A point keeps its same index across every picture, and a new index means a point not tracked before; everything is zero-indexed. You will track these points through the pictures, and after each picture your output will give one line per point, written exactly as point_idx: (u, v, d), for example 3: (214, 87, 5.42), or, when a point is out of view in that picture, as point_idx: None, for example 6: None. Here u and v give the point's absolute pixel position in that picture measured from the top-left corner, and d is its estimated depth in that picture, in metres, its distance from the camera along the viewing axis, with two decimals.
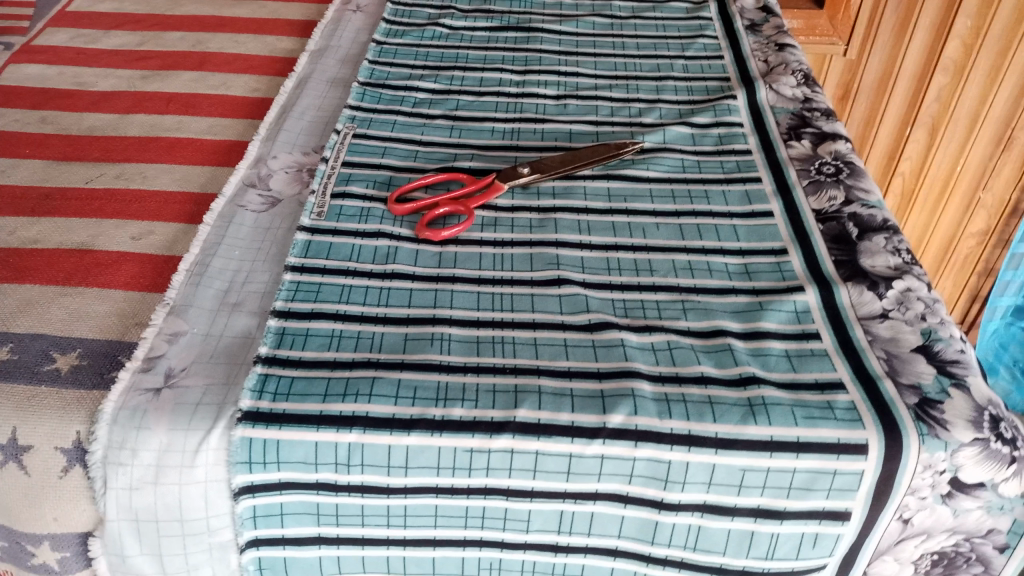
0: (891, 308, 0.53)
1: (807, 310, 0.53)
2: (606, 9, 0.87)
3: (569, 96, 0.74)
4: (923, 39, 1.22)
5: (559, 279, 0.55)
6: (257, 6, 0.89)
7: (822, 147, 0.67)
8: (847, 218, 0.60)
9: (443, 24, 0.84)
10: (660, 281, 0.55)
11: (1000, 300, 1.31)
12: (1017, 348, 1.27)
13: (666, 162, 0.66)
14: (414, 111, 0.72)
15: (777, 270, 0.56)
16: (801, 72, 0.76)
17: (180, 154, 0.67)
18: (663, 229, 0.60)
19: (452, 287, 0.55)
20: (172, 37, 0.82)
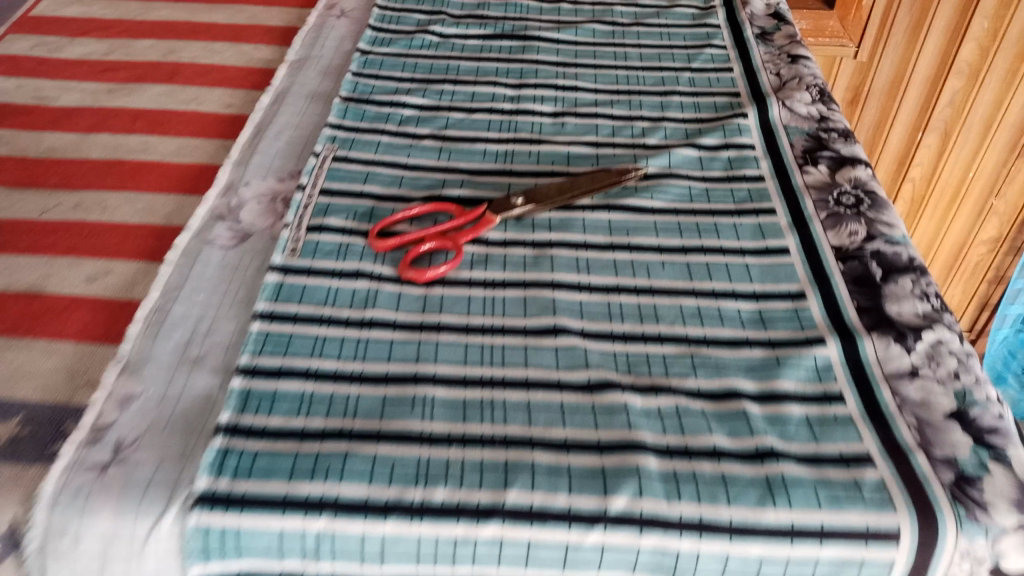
0: (921, 365, 0.48)
1: (829, 367, 0.48)
2: (608, 15, 0.82)
3: (568, 114, 0.69)
4: (937, 42, 1.16)
5: (555, 327, 0.50)
6: (235, 10, 0.83)
7: (841, 173, 0.62)
8: (869, 257, 0.55)
9: (433, 32, 0.78)
10: (667, 330, 0.50)
11: (1010, 310, 1.35)
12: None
13: (672, 190, 0.61)
14: (400, 131, 0.67)
15: (795, 318, 0.51)
16: (817, 88, 0.71)
17: (144, 181, 0.61)
18: (669, 268, 0.55)
19: (437, 338, 0.50)
20: (142, 45, 0.77)
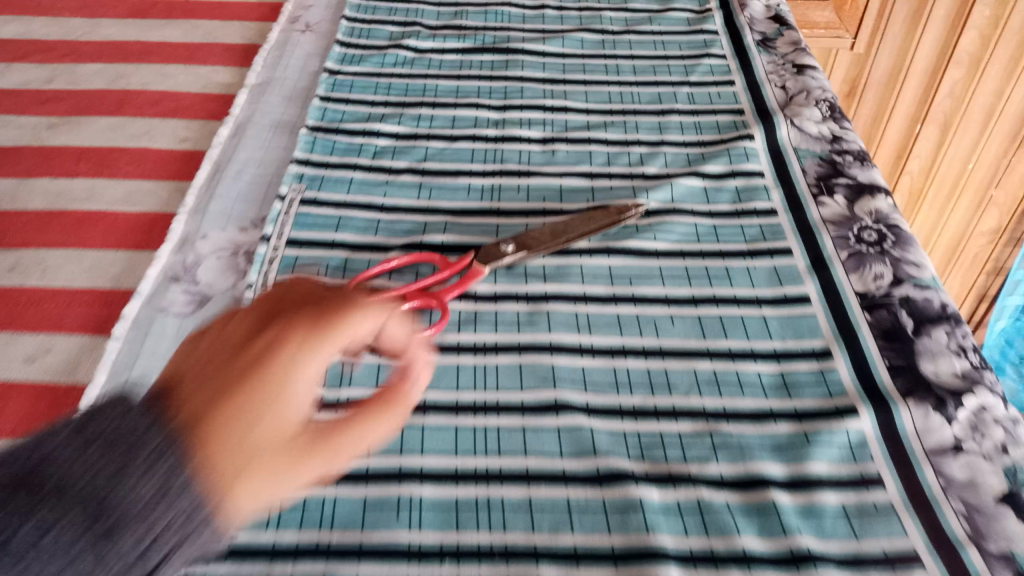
0: (964, 437, 0.43)
1: (864, 445, 0.43)
2: (597, 22, 0.76)
3: (558, 140, 0.63)
4: (937, 33, 1.10)
5: (557, 404, 0.45)
6: (190, 25, 0.76)
7: (860, 204, 0.56)
8: (898, 306, 0.50)
9: (407, 46, 0.72)
10: (681, 403, 0.45)
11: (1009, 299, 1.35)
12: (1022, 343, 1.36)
13: (676, 229, 0.55)
14: (375, 165, 0.61)
15: (822, 383, 0.46)
16: (826, 102, 0.65)
17: (90, 235, 0.55)
18: (679, 324, 0.49)
19: (423, 421, 0.44)
20: (87, 70, 0.70)
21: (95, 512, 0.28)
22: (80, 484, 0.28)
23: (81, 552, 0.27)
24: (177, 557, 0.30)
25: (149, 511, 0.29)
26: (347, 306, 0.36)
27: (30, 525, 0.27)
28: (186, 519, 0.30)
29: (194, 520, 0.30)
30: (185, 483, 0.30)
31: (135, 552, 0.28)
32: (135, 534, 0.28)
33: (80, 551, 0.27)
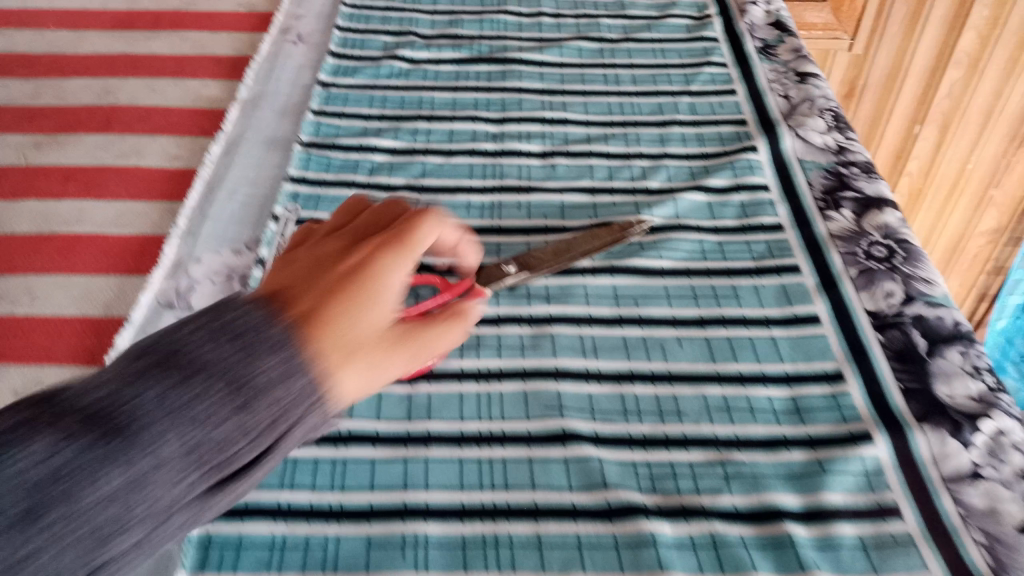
0: (983, 463, 0.42)
1: (880, 472, 0.42)
2: (594, 30, 0.75)
3: (557, 153, 0.62)
4: (934, 33, 1.09)
5: (564, 433, 0.44)
6: (178, 37, 0.74)
7: (868, 218, 0.55)
8: (910, 325, 0.49)
9: (402, 57, 0.70)
10: (692, 431, 0.44)
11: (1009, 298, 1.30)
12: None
13: (682, 246, 0.54)
14: (371, 182, 0.59)
15: (835, 408, 0.45)
16: (830, 112, 0.64)
17: (78, 260, 0.54)
18: (687, 346, 0.48)
19: (426, 453, 0.43)
20: (73, 86, 0.68)
21: (234, 382, 0.31)
22: (220, 357, 0.31)
23: (223, 417, 0.30)
24: (300, 429, 0.33)
25: (278, 383, 0.31)
26: (420, 216, 0.40)
27: (180, 392, 0.30)
28: (308, 394, 0.32)
29: (314, 395, 0.33)
30: (307, 361, 0.32)
31: (266, 422, 0.31)
32: (268, 404, 0.31)
33: (223, 415, 0.30)
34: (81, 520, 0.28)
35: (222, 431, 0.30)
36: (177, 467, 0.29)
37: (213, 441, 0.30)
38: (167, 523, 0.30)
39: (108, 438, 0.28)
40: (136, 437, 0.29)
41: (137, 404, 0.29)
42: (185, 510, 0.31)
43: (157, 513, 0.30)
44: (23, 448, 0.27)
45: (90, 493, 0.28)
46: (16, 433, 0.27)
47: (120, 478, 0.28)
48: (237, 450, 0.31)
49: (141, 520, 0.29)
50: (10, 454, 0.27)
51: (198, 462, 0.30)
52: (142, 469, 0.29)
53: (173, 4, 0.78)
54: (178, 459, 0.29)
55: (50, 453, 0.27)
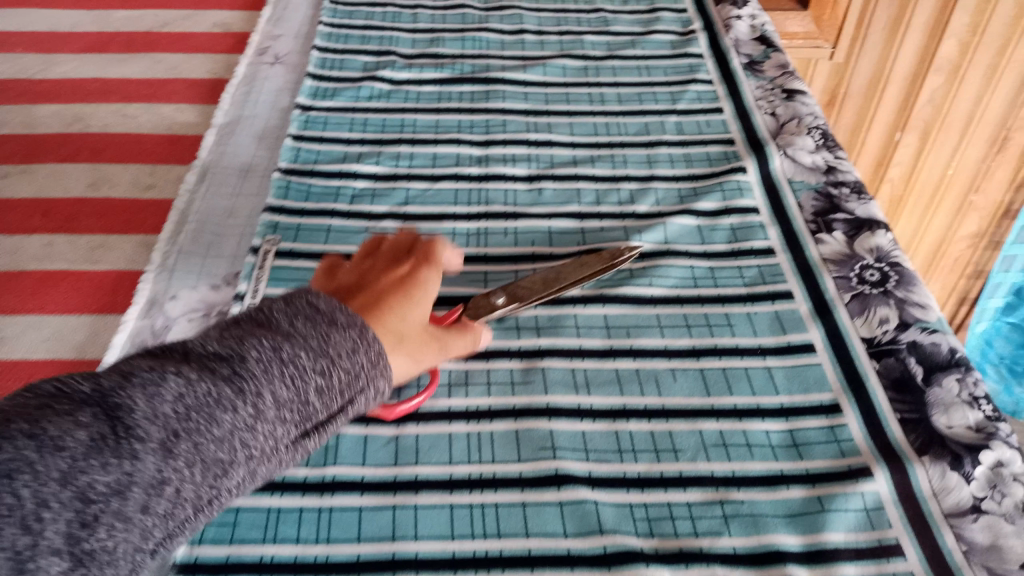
0: (983, 497, 0.41)
1: (880, 508, 0.41)
2: (578, 47, 0.74)
3: (544, 177, 0.61)
4: (917, 37, 1.05)
5: (558, 475, 0.42)
6: (152, 60, 0.72)
7: (860, 241, 0.55)
8: (906, 352, 0.48)
9: (383, 78, 0.69)
10: (688, 469, 0.43)
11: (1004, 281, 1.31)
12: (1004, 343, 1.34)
13: (672, 272, 0.53)
14: (353, 210, 0.57)
15: (833, 441, 0.44)
16: (818, 130, 0.64)
17: (50, 299, 0.52)
18: (681, 379, 0.47)
19: (415, 500, 0.41)
20: (43, 113, 0.66)
21: (320, 349, 0.36)
22: (306, 332, 0.36)
23: (313, 376, 0.35)
24: (365, 397, 0.37)
25: (352, 353, 0.37)
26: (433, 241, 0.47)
27: (279, 353, 0.35)
28: (373, 366, 0.37)
29: (378, 367, 0.38)
30: (371, 339, 0.38)
31: (343, 385, 0.36)
32: (345, 369, 0.36)
33: (313, 375, 0.35)
34: (205, 450, 0.32)
35: (310, 389, 0.35)
36: (277, 413, 0.34)
37: (303, 397, 0.35)
38: (260, 468, 0.34)
39: (227, 382, 0.33)
40: (247, 384, 0.33)
41: (248, 359, 0.34)
42: (274, 458, 0.35)
43: (256, 456, 0.34)
44: (164, 383, 0.32)
45: (216, 427, 0.32)
46: (154, 374, 0.32)
47: (238, 418, 0.33)
48: (320, 409, 0.35)
49: (244, 459, 0.33)
50: (152, 389, 0.32)
51: (290, 415, 0.34)
52: (254, 411, 0.33)
53: (147, 24, 0.77)
54: (278, 407, 0.34)
55: (184, 390, 0.32)
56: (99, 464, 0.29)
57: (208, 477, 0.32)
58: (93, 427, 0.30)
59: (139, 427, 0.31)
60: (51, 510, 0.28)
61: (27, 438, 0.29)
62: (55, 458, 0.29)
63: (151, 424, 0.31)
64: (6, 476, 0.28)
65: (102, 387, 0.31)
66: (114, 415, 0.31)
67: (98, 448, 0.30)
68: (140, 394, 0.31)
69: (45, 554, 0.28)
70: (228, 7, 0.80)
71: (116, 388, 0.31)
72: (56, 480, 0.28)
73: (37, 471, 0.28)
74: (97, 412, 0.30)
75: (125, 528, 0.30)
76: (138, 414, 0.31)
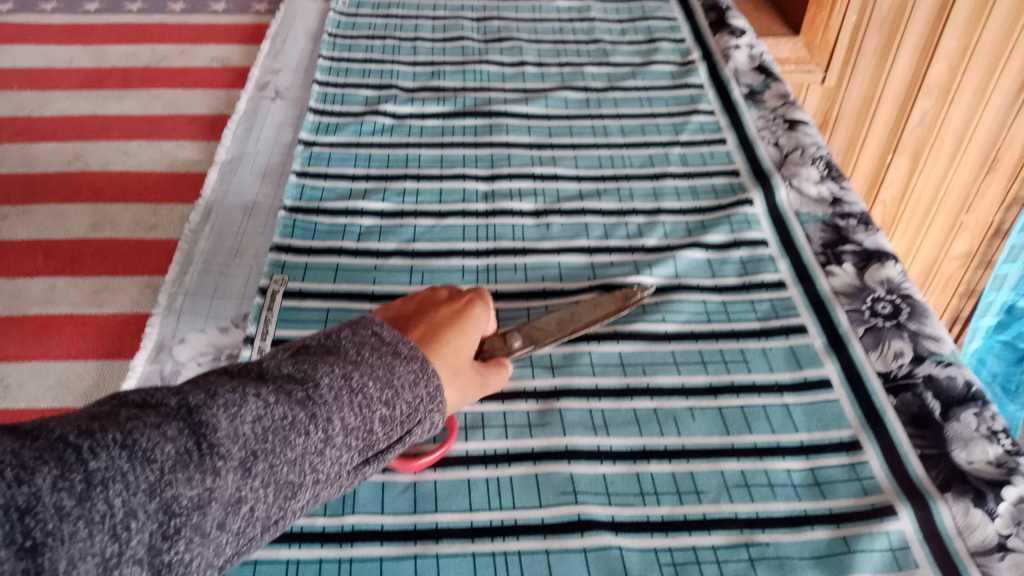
0: (1009, 534, 0.41)
1: (906, 547, 0.41)
2: (579, 79, 0.74)
3: (551, 212, 0.61)
4: (908, 62, 1.05)
5: (581, 520, 0.42)
6: (151, 96, 0.72)
7: (870, 273, 0.55)
8: (922, 386, 0.47)
9: (385, 112, 0.69)
10: (712, 511, 0.42)
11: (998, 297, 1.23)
12: None
13: (685, 308, 0.53)
14: (361, 248, 0.57)
15: (854, 479, 0.44)
16: (822, 160, 0.64)
17: (54, 344, 0.51)
18: (700, 418, 0.47)
19: (436, 549, 0.40)
20: (42, 151, 0.65)
21: (386, 378, 0.36)
22: (372, 361, 0.36)
23: (379, 406, 0.35)
24: (420, 429, 0.37)
25: (415, 386, 0.36)
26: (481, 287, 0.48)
27: (349, 380, 0.35)
28: (432, 400, 0.37)
29: (436, 401, 0.38)
30: (432, 373, 0.38)
31: (403, 417, 0.36)
32: (407, 402, 0.36)
33: (380, 404, 0.35)
34: (279, 471, 0.31)
35: (375, 418, 0.35)
36: (345, 439, 0.34)
37: (369, 425, 0.35)
38: (323, 493, 0.34)
39: (302, 405, 0.33)
40: (320, 409, 0.33)
41: (322, 385, 0.34)
42: (336, 484, 0.34)
43: (322, 480, 0.33)
44: (244, 404, 0.31)
45: (291, 449, 0.32)
46: (235, 394, 0.32)
47: (311, 440, 0.33)
48: (382, 439, 0.35)
49: (312, 482, 0.33)
50: (233, 408, 0.31)
51: (356, 442, 0.34)
52: (325, 435, 0.33)
53: (144, 59, 0.76)
54: (347, 434, 0.34)
55: (263, 411, 0.32)
56: (186, 478, 0.28)
57: (279, 499, 0.32)
58: (179, 440, 0.29)
59: (222, 445, 0.30)
60: (137, 520, 0.27)
61: (118, 447, 0.28)
62: (145, 469, 0.28)
63: (233, 443, 0.30)
64: (98, 484, 0.26)
65: (187, 402, 0.31)
66: (200, 431, 0.30)
67: (184, 462, 0.29)
68: (223, 414, 0.31)
69: (128, 563, 0.26)
70: (226, 41, 0.80)
71: (200, 404, 0.31)
72: (145, 491, 0.27)
73: (128, 480, 0.27)
74: (182, 426, 0.29)
75: (202, 544, 0.29)
76: (222, 433, 0.30)
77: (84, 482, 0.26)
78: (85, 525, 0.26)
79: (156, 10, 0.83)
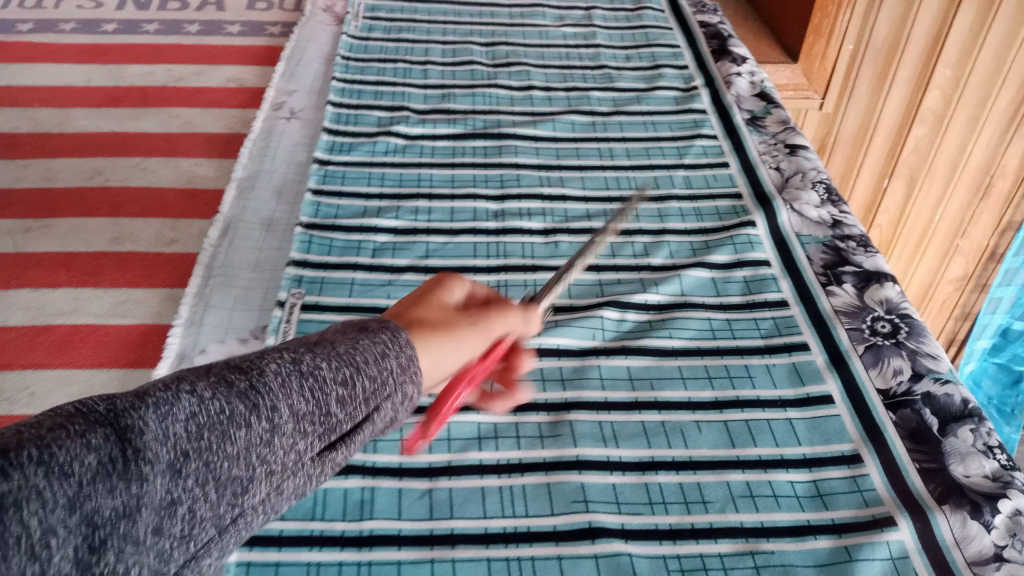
0: (1005, 545, 0.42)
1: (906, 556, 0.42)
2: (585, 103, 0.76)
3: (559, 231, 0.62)
4: (903, 90, 1.08)
5: (591, 528, 0.43)
6: (168, 114, 0.74)
7: (869, 293, 0.57)
8: (920, 403, 0.49)
9: (398, 133, 0.71)
10: (718, 521, 0.44)
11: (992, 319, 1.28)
12: (992, 383, 1.30)
13: (690, 325, 0.55)
14: (375, 264, 0.58)
15: (856, 491, 0.45)
16: (822, 184, 0.66)
17: (78, 353, 0.52)
18: (706, 431, 0.48)
19: (452, 553, 0.42)
20: (62, 166, 0.67)
21: (345, 355, 0.31)
22: (334, 339, 0.31)
23: (337, 386, 0.30)
24: (391, 407, 0.32)
25: (383, 358, 0.31)
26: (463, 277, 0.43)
27: (300, 363, 0.30)
28: (404, 372, 0.32)
29: (411, 370, 0.32)
30: (405, 341, 0.33)
31: (370, 394, 0.31)
32: (373, 376, 0.31)
33: (337, 384, 0.30)
34: (218, 469, 0.27)
35: (334, 399, 0.30)
36: (297, 427, 0.29)
37: (327, 408, 0.30)
38: (286, 484, 0.29)
39: (242, 396, 0.28)
40: (265, 397, 0.28)
41: (268, 370, 0.29)
42: (298, 475, 0.30)
43: (279, 471, 0.29)
44: (176, 400, 0.27)
45: (231, 444, 0.27)
46: (165, 389, 0.27)
47: (254, 432, 0.28)
48: (346, 419, 0.30)
49: (266, 475, 0.28)
50: (164, 405, 0.26)
51: (312, 427, 0.29)
52: (271, 425, 0.28)
53: (161, 79, 0.78)
54: (300, 420, 0.29)
55: (198, 407, 0.27)
56: (107, 489, 0.25)
57: (226, 498, 0.27)
58: (101, 450, 0.25)
59: (149, 449, 0.26)
60: (56, 537, 0.23)
61: (34, 463, 0.23)
62: (62, 484, 0.24)
63: (162, 445, 0.26)
64: (10, 506, 0.23)
65: (115, 405, 0.26)
66: (126, 436, 0.25)
67: (106, 472, 0.25)
68: (153, 414, 0.26)
69: None
70: (241, 62, 0.82)
71: (127, 407, 0.26)
72: (63, 506, 0.24)
73: (45, 498, 0.23)
74: (107, 433, 0.25)
75: (138, 552, 0.25)
76: (149, 436, 0.26)
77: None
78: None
79: (172, 32, 0.85)
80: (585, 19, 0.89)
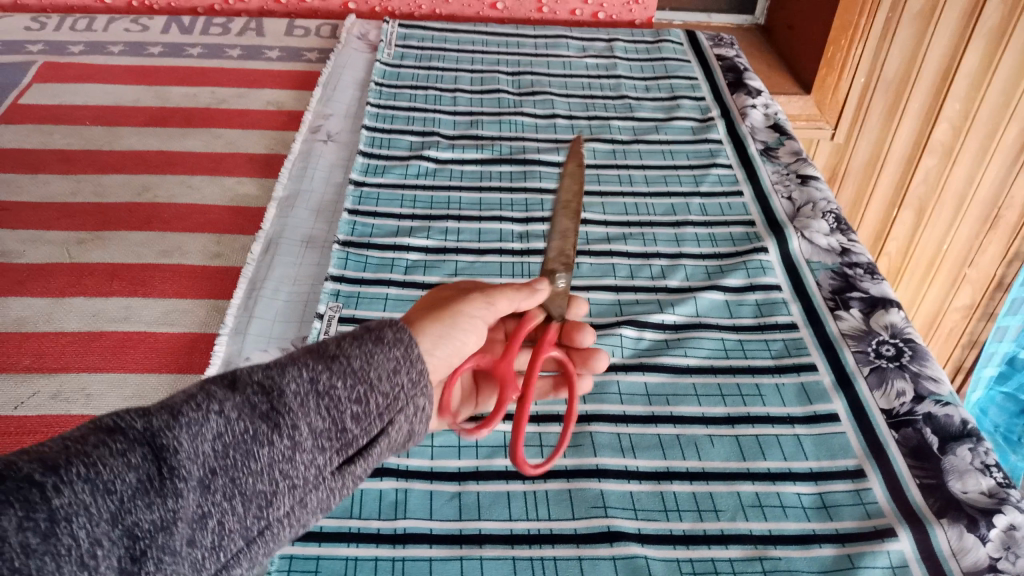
0: (999, 557, 0.44)
1: (905, 564, 0.45)
2: (606, 132, 0.80)
3: (581, 253, 0.66)
4: (913, 123, 1.11)
5: (610, 532, 0.46)
6: (211, 134, 0.78)
7: (875, 318, 0.60)
8: (922, 422, 0.52)
9: (429, 156, 0.74)
10: (728, 528, 0.47)
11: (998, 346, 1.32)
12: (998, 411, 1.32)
13: (704, 344, 0.58)
14: (408, 281, 0.62)
15: (858, 503, 0.48)
16: (832, 214, 0.69)
17: (131, 358, 0.56)
18: (719, 444, 0.51)
19: (479, 552, 0.45)
20: (113, 182, 0.71)
21: (358, 375, 0.37)
22: (349, 355, 0.37)
23: (350, 404, 0.36)
24: (402, 417, 0.39)
25: (394, 374, 0.38)
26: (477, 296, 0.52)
27: (316, 383, 0.36)
28: (414, 386, 0.39)
29: (420, 385, 0.39)
30: (415, 356, 0.39)
31: (381, 410, 0.37)
32: (384, 393, 0.37)
33: (350, 403, 0.36)
34: (243, 484, 0.34)
35: (347, 416, 0.36)
36: (314, 443, 0.35)
37: (341, 424, 0.36)
38: (308, 498, 0.36)
39: (265, 418, 0.34)
40: (285, 418, 0.35)
41: (287, 392, 0.35)
42: (317, 488, 0.36)
43: (300, 485, 0.35)
44: (205, 422, 0.33)
45: (254, 462, 0.34)
46: (198, 410, 0.33)
47: (276, 450, 0.34)
48: (358, 435, 0.37)
49: (288, 489, 0.35)
50: (195, 426, 0.33)
51: (329, 443, 0.36)
52: (291, 444, 0.35)
53: (205, 101, 0.83)
54: (316, 437, 0.35)
55: (223, 428, 0.33)
56: (145, 504, 0.31)
57: (252, 509, 0.34)
58: (140, 468, 0.31)
59: (182, 466, 0.32)
60: (102, 548, 0.30)
61: (81, 481, 0.30)
62: (105, 500, 0.30)
63: (193, 462, 0.32)
64: (62, 519, 0.29)
65: (150, 424, 0.32)
66: (161, 455, 0.32)
67: (144, 490, 0.31)
68: (184, 433, 0.32)
69: None
70: (278, 86, 0.87)
71: (163, 426, 0.32)
72: (106, 520, 0.30)
73: (90, 513, 0.30)
74: (145, 452, 0.31)
75: (174, 561, 0.32)
76: (182, 455, 0.32)
77: (48, 520, 0.29)
78: (51, 558, 0.28)
79: (214, 56, 0.90)
80: (607, 50, 0.94)
